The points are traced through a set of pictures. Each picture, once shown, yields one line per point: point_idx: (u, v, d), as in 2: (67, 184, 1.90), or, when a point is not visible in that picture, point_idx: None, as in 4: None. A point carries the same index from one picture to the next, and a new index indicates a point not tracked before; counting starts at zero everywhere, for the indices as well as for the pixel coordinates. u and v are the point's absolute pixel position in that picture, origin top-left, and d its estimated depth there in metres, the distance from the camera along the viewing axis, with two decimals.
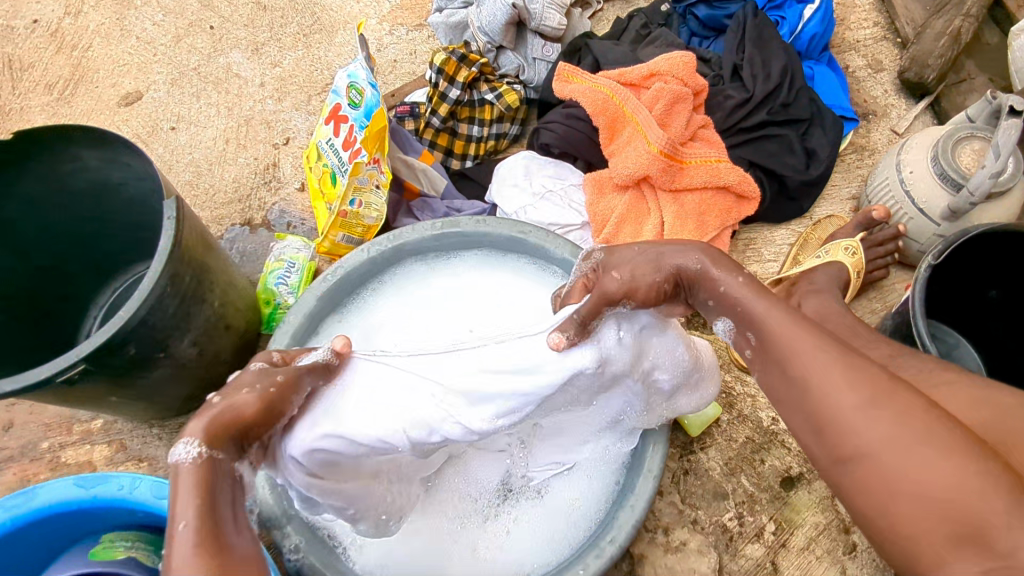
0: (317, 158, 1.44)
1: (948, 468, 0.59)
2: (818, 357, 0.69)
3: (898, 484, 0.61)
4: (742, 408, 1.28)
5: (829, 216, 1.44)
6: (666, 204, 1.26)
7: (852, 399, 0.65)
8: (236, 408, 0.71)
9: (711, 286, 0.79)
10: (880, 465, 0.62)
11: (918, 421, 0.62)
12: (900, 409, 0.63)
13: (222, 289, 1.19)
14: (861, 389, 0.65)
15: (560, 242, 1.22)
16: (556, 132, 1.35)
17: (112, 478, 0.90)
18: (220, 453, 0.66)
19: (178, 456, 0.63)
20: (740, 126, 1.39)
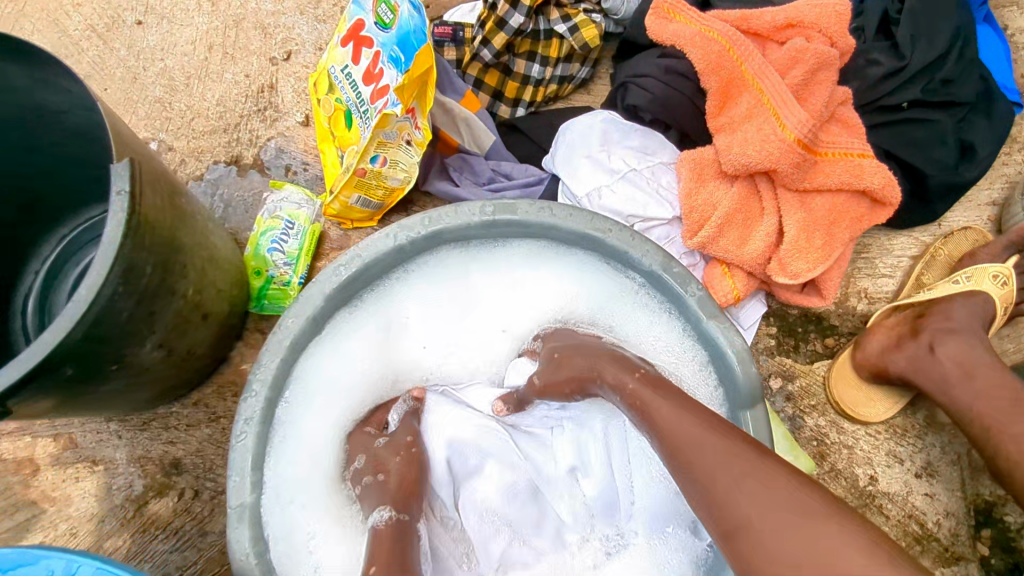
0: (327, 89, 1.09)
1: (825, 543, 0.52)
2: (688, 416, 0.66)
3: (767, 537, 0.54)
4: (836, 462, 1.08)
5: (965, 227, 1.16)
6: (787, 206, 0.96)
7: (715, 450, 0.62)
8: (400, 452, 0.85)
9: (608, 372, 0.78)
10: (749, 521, 0.56)
11: (772, 473, 0.58)
12: (754, 462, 0.60)
13: (198, 273, 0.90)
14: (726, 439, 0.62)
15: (650, 248, 0.91)
16: (650, 91, 1.01)
17: (43, 557, 0.67)
18: (406, 518, 0.79)
19: (376, 518, 0.78)
20: (883, 103, 1.07)
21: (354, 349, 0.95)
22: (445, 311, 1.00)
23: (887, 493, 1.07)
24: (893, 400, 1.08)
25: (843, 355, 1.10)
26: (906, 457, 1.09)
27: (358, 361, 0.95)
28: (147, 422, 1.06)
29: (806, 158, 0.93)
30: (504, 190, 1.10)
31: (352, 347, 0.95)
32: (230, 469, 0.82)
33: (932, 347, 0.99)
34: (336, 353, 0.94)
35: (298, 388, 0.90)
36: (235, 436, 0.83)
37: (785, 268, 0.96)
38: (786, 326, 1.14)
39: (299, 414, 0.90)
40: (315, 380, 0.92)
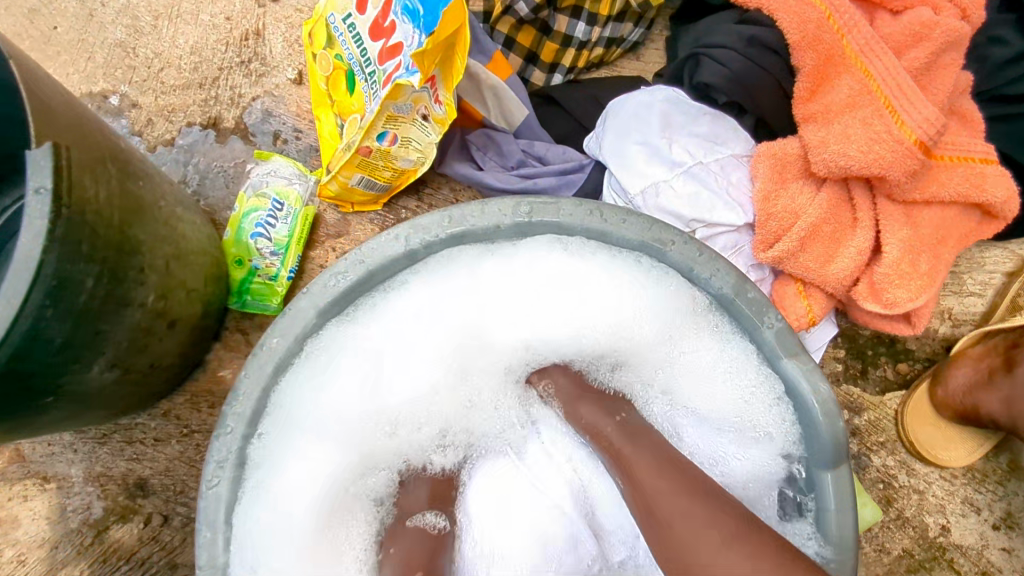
0: (326, 41, 0.89)
1: (755, 564, 0.53)
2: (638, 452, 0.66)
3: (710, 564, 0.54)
4: (903, 508, 0.94)
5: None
6: (888, 220, 0.79)
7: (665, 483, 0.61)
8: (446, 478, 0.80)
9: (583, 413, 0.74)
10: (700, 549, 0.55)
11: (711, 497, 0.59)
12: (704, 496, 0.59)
13: (162, 275, 0.72)
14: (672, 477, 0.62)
15: (721, 264, 0.71)
16: (726, 66, 0.82)
17: None
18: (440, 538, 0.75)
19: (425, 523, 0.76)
20: (1002, 93, 0.89)
21: (349, 379, 0.72)
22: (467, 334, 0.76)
23: (960, 547, 0.94)
24: (976, 441, 0.93)
25: (920, 387, 0.95)
26: (984, 506, 0.95)
27: (353, 395, 0.72)
28: (107, 434, 0.89)
29: (923, 164, 0.75)
30: (536, 176, 0.91)
31: (346, 377, 0.72)
32: (198, 522, 0.65)
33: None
34: (326, 384, 0.71)
35: (279, 423, 0.69)
36: (206, 481, 0.65)
37: (879, 294, 0.79)
38: (856, 349, 0.98)
39: (275, 456, 0.68)
40: (300, 416, 0.70)
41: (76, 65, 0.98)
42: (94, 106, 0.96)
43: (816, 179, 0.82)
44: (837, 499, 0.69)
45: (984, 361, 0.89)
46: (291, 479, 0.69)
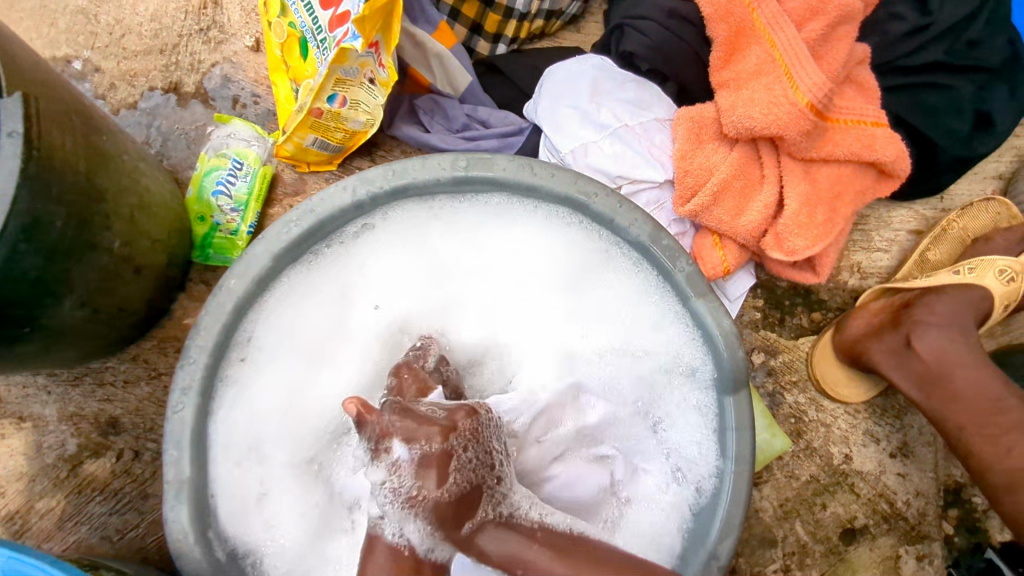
0: (279, 10, 0.94)
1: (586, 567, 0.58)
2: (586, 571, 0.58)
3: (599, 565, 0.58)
4: (812, 440, 1.05)
5: (986, 198, 1.07)
6: (791, 177, 0.88)
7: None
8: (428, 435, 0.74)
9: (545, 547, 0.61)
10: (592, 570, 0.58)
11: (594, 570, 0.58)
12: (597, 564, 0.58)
13: (127, 224, 0.79)
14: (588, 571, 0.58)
15: (637, 216, 0.79)
16: (648, 36, 0.91)
17: None
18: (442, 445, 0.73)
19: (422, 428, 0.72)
20: (899, 64, 0.99)
21: (317, 313, 0.81)
22: (424, 277, 0.85)
23: (860, 472, 1.05)
24: (872, 382, 1.04)
25: (828, 331, 1.05)
26: (882, 437, 1.06)
27: (320, 326, 0.82)
28: (79, 377, 0.95)
29: (817, 125, 0.84)
30: (480, 138, 0.98)
31: (313, 311, 0.81)
32: (165, 441, 0.72)
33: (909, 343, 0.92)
34: (293, 317, 0.80)
35: (248, 349, 0.77)
36: (172, 407, 0.72)
37: (782, 243, 0.89)
38: (774, 299, 1.08)
39: (246, 377, 0.77)
40: (265, 340, 0.78)
41: (39, 31, 1.02)
42: (58, 70, 1.01)
43: (730, 140, 0.90)
44: (736, 421, 0.78)
45: (878, 316, 0.98)
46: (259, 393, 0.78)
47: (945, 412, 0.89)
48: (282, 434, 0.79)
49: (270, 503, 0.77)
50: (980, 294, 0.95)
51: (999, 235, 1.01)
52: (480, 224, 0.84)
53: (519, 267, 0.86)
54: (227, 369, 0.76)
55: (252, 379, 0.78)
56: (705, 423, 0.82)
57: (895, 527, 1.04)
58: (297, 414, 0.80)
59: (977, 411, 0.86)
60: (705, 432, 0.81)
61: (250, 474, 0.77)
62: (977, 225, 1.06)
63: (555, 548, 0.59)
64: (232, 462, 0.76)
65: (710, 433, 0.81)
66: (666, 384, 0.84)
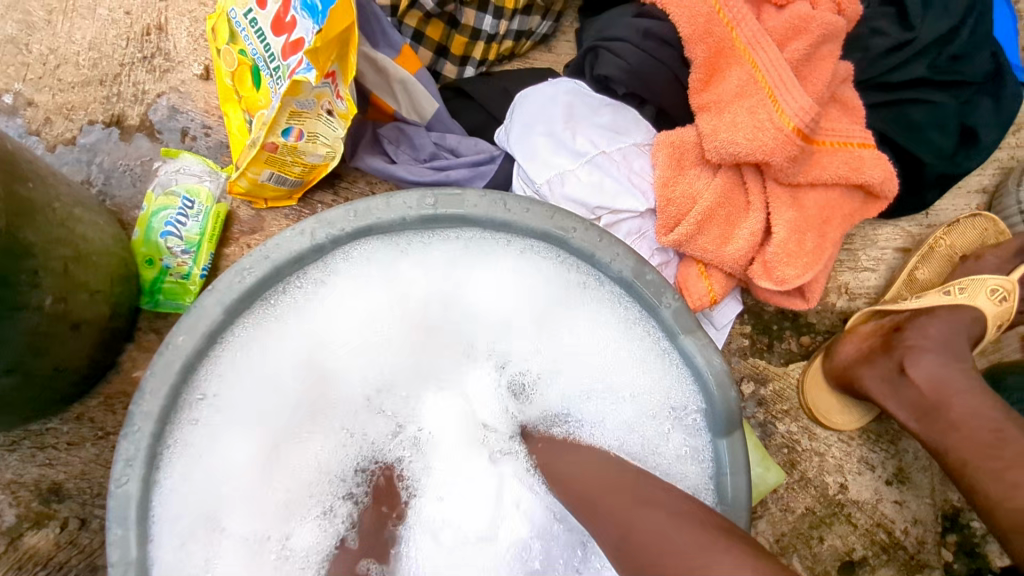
0: (228, 37, 0.88)
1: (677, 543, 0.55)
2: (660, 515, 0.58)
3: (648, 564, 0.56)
4: (806, 470, 1.01)
5: (972, 213, 1.05)
6: (778, 203, 0.84)
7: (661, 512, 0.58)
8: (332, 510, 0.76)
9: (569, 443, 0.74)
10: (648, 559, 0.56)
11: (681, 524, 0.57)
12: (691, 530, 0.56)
13: (60, 278, 0.71)
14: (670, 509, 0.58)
15: (618, 248, 0.74)
16: (624, 59, 0.86)
17: None
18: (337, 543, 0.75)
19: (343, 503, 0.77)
20: (882, 80, 0.96)
21: (279, 365, 0.74)
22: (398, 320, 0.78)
23: (857, 502, 1.01)
24: (865, 409, 1.00)
25: (817, 357, 1.01)
26: (878, 464, 1.02)
27: (282, 379, 0.74)
28: (17, 441, 0.87)
29: (804, 150, 0.80)
30: (449, 168, 0.93)
31: (272, 362, 0.74)
32: (108, 520, 0.64)
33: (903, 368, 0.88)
34: (250, 370, 0.73)
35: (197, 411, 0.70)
36: (114, 481, 0.65)
37: (771, 272, 0.85)
38: (762, 324, 1.04)
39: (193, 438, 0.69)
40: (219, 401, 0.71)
41: None
42: None
43: (712, 166, 0.86)
44: (732, 464, 0.73)
45: (869, 340, 0.95)
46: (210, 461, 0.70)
47: (945, 442, 0.84)
48: (239, 502, 0.72)
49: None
50: (973, 315, 0.93)
51: (989, 253, 0.98)
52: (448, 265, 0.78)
53: (498, 305, 0.79)
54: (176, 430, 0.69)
55: (207, 443, 0.70)
56: (697, 472, 0.76)
57: (894, 557, 1.00)
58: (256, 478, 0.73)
59: (979, 443, 0.80)
60: (699, 480, 0.76)
61: (196, 553, 0.69)
62: (965, 242, 1.04)
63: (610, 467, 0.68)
64: (177, 542, 0.68)
65: (705, 480, 0.75)
66: (651, 431, 0.78)
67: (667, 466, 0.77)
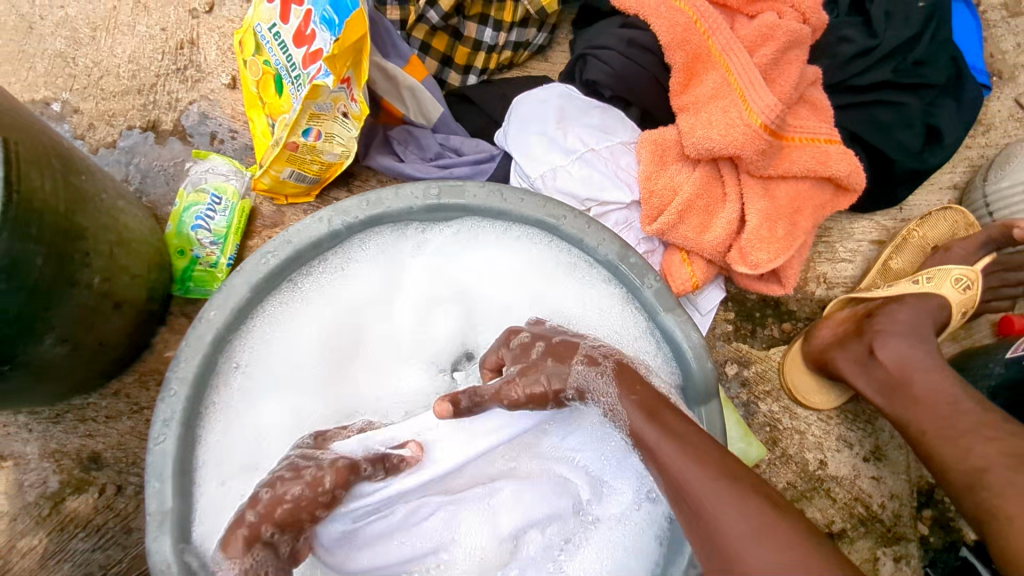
0: (254, 49, 0.98)
1: (767, 543, 0.49)
2: (739, 514, 0.51)
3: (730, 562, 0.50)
4: (787, 447, 1.08)
5: (943, 207, 1.12)
6: (752, 194, 0.92)
7: (746, 522, 0.50)
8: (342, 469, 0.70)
9: (642, 398, 0.64)
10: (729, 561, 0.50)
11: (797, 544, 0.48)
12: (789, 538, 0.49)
13: (106, 261, 0.80)
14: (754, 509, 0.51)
15: (604, 235, 0.82)
16: (610, 65, 0.95)
17: None
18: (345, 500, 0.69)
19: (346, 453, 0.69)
20: (851, 83, 1.04)
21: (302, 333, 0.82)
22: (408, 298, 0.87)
23: (835, 477, 1.07)
24: (841, 391, 1.07)
25: (797, 342, 1.09)
26: (856, 442, 1.09)
27: (305, 348, 0.82)
28: (60, 414, 0.96)
29: (772, 144, 0.88)
30: (452, 166, 1.01)
31: (295, 332, 0.82)
32: (147, 473, 0.72)
33: (872, 350, 0.96)
34: (273, 344, 0.81)
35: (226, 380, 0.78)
36: (153, 439, 0.73)
37: (746, 257, 0.92)
38: (745, 311, 1.11)
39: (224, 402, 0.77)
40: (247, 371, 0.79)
41: (18, 75, 1.04)
42: (37, 112, 1.03)
43: (692, 161, 0.94)
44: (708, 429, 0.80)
45: (844, 325, 1.03)
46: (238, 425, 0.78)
47: (908, 416, 0.91)
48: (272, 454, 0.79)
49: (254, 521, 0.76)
50: (940, 302, 0.99)
51: (958, 245, 1.05)
52: (450, 252, 0.87)
53: (496, 287, 0.88)
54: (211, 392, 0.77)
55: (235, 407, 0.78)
56: None
57: (872, 530, 1.06)
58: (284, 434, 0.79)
59: (937, 415, 0.87)
60: None
61: (234, 492, 0.76)
62: (936, 234, 1.11)
63: (681, 447, 0.58)
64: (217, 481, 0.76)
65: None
66: None
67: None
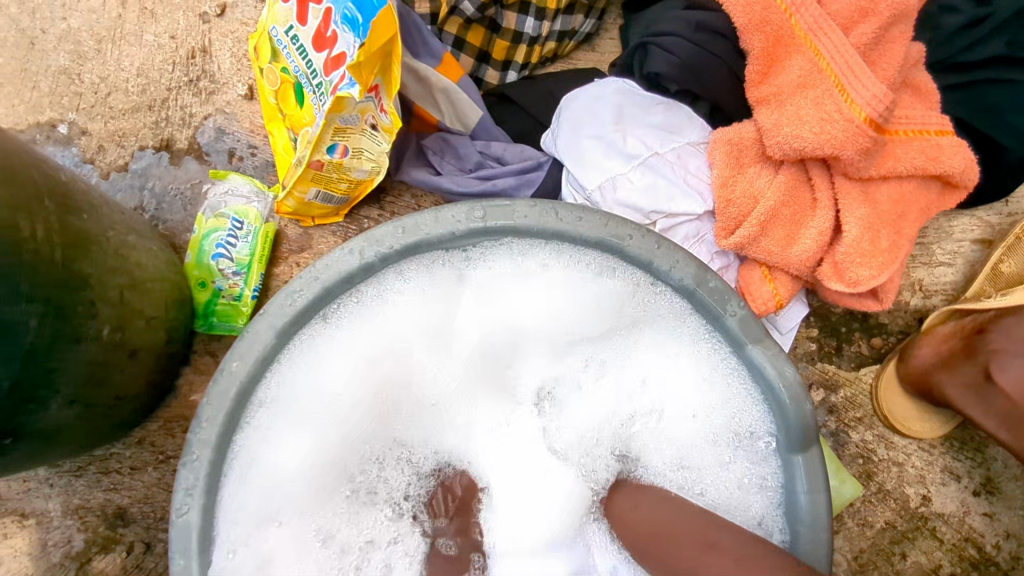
0: (270, 55, 0.87)
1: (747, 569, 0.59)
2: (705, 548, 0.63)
3: None
4: (884, 482, 0.95)
5: None
6: (849, 199, 0.78)
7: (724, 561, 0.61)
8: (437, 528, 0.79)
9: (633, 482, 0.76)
10: None
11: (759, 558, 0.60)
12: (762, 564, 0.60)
13: (116, 308, 0.72)
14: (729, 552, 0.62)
15: (679, 257, 0.71)
16: (675, 54, 0.82)
17: None
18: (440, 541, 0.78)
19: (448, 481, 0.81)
20: (955, 61, 0.89)
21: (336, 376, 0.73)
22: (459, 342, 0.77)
23: (941, 515, 0.94)
24: (947, 415, 0.94)
25: (891, 360, 0.95)
26: (963, 473, 0.95)
27: (341, 396, 0.73)
28: (83, 466, 0.88)
29: (876, 141, 0.74)
30: (495, 177, 0.90)
31: (329, 378, 0.72)
32: (171, 551, 0.64)
33: (990, 374, 0.84)
34: (306, 391, 0.71)
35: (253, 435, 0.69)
36: (176, 510, 0.64)
37: (842, 273, 0.79)
38: (829, 326, 0.98)
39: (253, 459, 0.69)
40: (275, 425, 0.70)
41: (21, 96, 0.96)
42: (43, 136, 0.95)
43: (774, 162, 0.81)
44: (808, 483, 0.69)
45: (949, 342, 0.89)
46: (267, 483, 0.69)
47: None
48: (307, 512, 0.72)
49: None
50: None
51: None
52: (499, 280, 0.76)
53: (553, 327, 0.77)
54: (238, 444, 0.68)
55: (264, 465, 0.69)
56: (763, 500, 0.73)
57: (985, 574, 0.93)
58: (319, 487, 0.73)
59: None
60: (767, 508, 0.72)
61: (261, 553, 0.68)
62: None
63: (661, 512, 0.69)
64: (242, 544, 0.67)
65: (772, 517, 0.72)
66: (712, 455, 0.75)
67: (733, 499, 0.74)
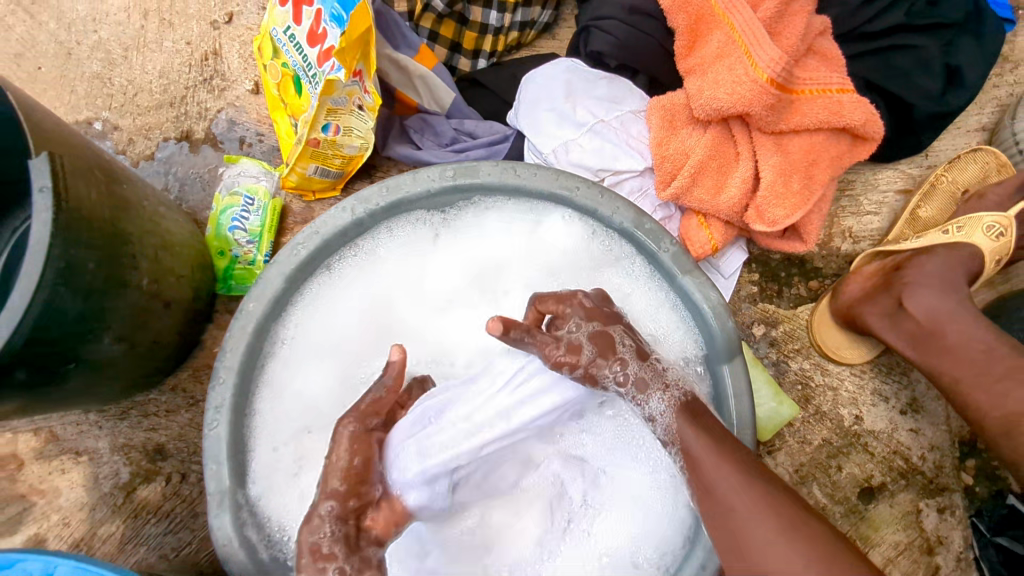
0: (272, 53, 1.02)
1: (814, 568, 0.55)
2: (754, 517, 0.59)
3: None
4: (821, 404, 1.07)
5: (972, 149, 1.09)
6: (765, 150, 0.92)
7: (769, 527, 0.57)
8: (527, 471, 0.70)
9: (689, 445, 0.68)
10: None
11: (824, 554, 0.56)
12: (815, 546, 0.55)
13: (153, 263, 0.87)
14: (778, 522, 0.57)
15: (617, 203, 0.84)
16: (614, 35, 0.96)
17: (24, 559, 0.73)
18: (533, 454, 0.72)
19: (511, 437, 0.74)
20: (863, 31, 1.02)
21: (336, 318, 0.88)
22: (441, 291, 0.91)
23: (872, 432, 1.07)
24: (873, 342, 1.07)
25: (824, 298, 1.08)
26: (891, 395, 1.08)
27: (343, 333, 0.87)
28: (126, 411, 1.03)
29: (780, 98, 0.88)
30: (467, 149, 1.04)
31: (333, 317, 0.88)
32: (205, 457, 0.77)
33: (901, 302, 0.94)
34: (313, 328, 0.86)
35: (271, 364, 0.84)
36: (207, 425, 0.78)
37: (763, 215, 0.92)
38: (769, 271, 1.11)
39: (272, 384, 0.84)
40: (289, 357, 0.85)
41: (62, 99, 1.11)
42: (82, 133, 1.10)
43: (702, 124, 0.95)
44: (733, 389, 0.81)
45: (872, 279, 1.01)
46: (283, 405, 0.84)
47: (941, 366, 0.90)
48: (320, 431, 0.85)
49: (305, 478, 0.83)
50: (970, 250, 0.97)
51: (991, 190, 1.02)
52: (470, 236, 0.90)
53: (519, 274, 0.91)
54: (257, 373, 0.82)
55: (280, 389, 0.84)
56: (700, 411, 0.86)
57: (913, 482, 1.05)
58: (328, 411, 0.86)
59: (972, 363, 0.87)
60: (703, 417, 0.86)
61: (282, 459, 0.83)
62: (966, 178, 1.08)
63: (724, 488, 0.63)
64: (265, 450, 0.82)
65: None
66: None
67: None
